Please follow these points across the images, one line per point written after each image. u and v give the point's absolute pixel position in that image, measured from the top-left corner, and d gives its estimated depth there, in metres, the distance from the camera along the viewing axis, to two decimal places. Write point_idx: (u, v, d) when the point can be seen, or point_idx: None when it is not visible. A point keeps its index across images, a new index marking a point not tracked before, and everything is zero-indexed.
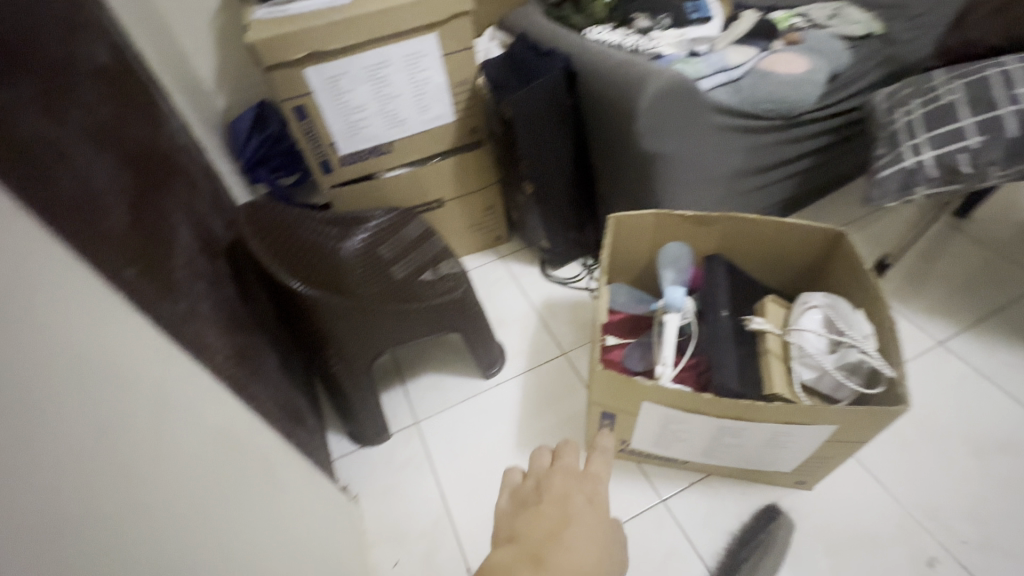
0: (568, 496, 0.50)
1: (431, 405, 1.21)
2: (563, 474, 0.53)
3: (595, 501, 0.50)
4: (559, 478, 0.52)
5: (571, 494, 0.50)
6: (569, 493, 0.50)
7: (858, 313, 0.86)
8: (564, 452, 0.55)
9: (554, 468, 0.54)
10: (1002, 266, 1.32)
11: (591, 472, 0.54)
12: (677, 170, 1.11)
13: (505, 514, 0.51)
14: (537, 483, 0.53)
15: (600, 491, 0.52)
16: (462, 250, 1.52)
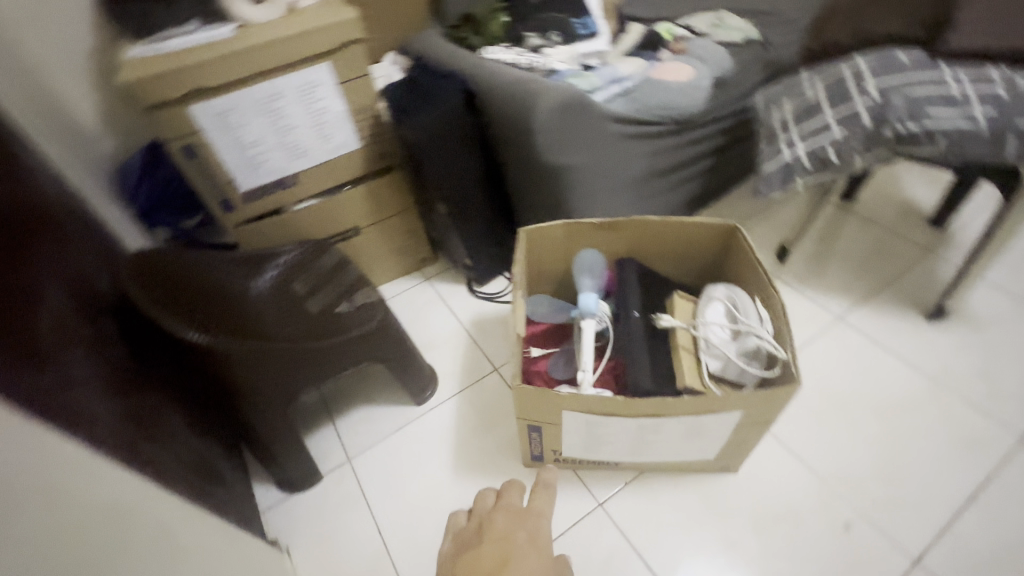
0: (509, 533, 0.60)
1: (364, 440, 1.17)
2: (504, 514, 0.63)
3: (536, 539, 0.61)
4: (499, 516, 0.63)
5: (512, 530, 0.60)
6: (511, 531, 0.61)
7: (754, 301, 0.91)
8: (505, 496, 0.66)
9: (494, 508, 0.65)
10: (886, 241, 1.44)
11: (531, 509, 0.65)
12: (582, 179, 1.14)
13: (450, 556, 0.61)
14: (478, 524, 0.63)
15: (535, 525, 0.63)
16: (387, 276, 1.49)
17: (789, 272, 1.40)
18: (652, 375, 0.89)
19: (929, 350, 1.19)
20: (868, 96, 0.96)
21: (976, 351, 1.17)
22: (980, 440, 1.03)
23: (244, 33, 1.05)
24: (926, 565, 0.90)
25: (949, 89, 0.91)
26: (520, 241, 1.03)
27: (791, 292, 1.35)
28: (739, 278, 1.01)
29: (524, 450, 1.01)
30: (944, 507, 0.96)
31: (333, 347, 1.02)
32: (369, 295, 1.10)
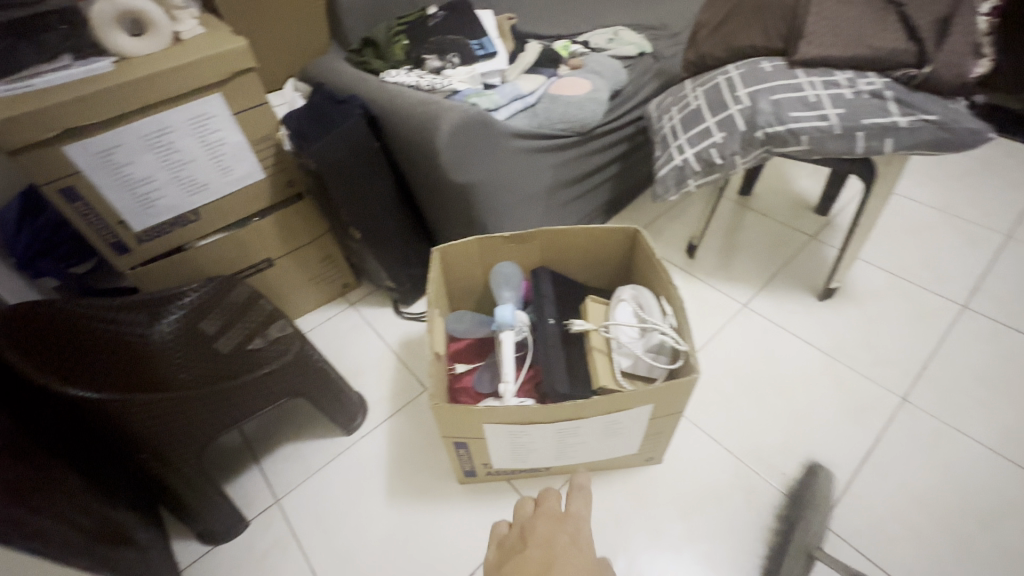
0: (558, 548, 0.58)
1: (293, 478, 1.13)
2: (545, 518, 0.64)
3: (578, 538, 0.61)
4: (539, 530, 0.62)
5: (552, 533, 0.61)
6: (553, 533, 0.61)
7: (658, 299, 0.97)
8: (546, 503, 0.66)
9: (536, 518, 0.64)
10: (780, 231, 1.58)
11: (570, 516, 0.65)
12: (492, 195, 1.17)
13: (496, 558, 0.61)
14: (521, 530, 0.63)
15: (574, 528, 0.63)
16: (309, 305, 1.46)
17: (697, 267, 1.49)
18: (568, 381, 0.92)
19: (821, 326, 1.31)
20: (740, 103, 1.06)
21: (859, 324, 1.31)
22: (868, 405, 1.14)
23: (124, 66, 0.99)
24: (830, 525, 0.98)
25: (806, 94, 1.01)
26: (433, 260, 1.04)
27: (700, 285, 1.44)
28: (644, 278, 1.07)
29: (456, 467, 1.01)
30: (841, 469, 1.05)
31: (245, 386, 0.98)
32: (284, 327, 1.07)
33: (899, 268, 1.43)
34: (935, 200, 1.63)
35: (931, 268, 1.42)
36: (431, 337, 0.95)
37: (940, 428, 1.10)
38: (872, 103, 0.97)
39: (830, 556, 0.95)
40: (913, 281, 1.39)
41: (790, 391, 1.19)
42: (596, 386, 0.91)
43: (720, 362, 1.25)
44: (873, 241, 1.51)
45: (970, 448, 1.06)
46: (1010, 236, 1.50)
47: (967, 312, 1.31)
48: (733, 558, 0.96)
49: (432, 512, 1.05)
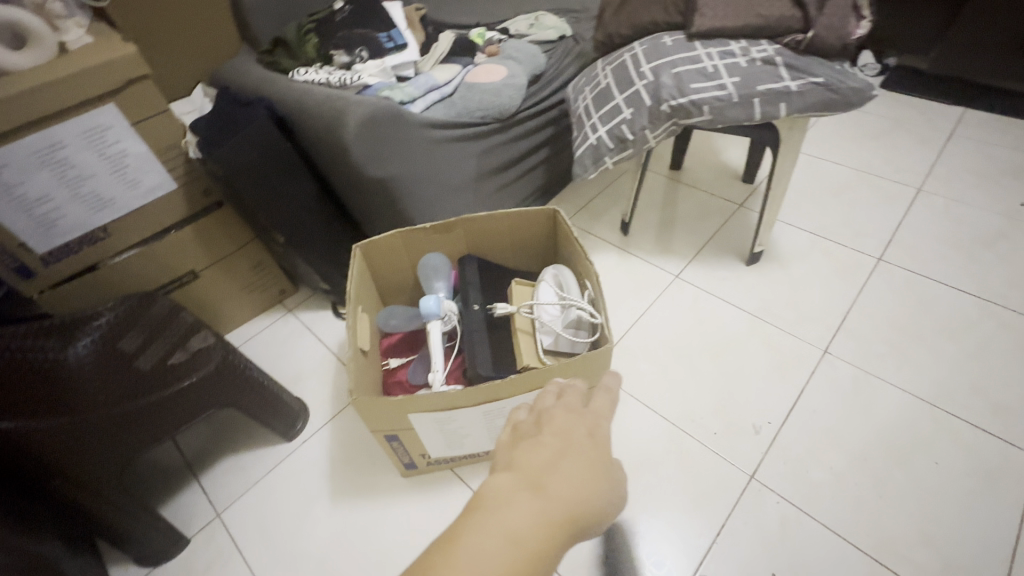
0: (567, 432, 0.49)
1: (233, 491, 1.11)
2: (564, 409, 0.52)
3: (597, 439, 0.50)
4: (559, 426, 0.49)
5: (570, 430, 0.50)
6: (572, 429, 0.50)
7: (577, 276, 0.99)
8: (567, 396, 0.54)
9: (556, 406, 0.53)
10: (710, 202, 1.62)
11: (591, 413, 0.52)
12: (414, 187, 1.17)
13: (507, 445, 0.49)
14: (538, 419, 0.51)
15: (591, 432, 0.50)
16: (244, 316, 1.43)
17: (631, 242, 1.53)
18: (493, 364, 0.93)
19: (750, 289, 1.36)
20: (645, 78, 1.09)
21: (784, 284, 1.36)
22: (793, 359, 1.19)
23: (6, 81, 0.94)
24: (758, 477, 1.02)
25: (704, 65, 1.04)
26: (353, 257, 1.03)
27: (635, 261, 1.47)
28: (565, 257, 1.09)
29: (395, 461, 1.02)
30: (770, 422, 1.09)
31: (166, 402, 0.96)
32: (206, 338, 1.04)
33: (820, 227, 1.49)
34: (852, 160, 1.70)
35: (849, 225, 1.49)
36: (354, 333, 0.94)
37: (860, 374, 1.15)
38: (764, 69, 1.01)
39: (759, 506, 0.99)
40: (833, 239, 1.45)
41: (720, 352, 1.23)
42: (520, 366, 0.92)
43: (655, 332, 1.29)
44: (796, 204, 1.57)
45: (886, 391, 1.12)
46: (921, 188, 1.58)
47: (883, 264, 1.38)
48: (670, 519, 0.99)
49: (376, 509, 1.05)
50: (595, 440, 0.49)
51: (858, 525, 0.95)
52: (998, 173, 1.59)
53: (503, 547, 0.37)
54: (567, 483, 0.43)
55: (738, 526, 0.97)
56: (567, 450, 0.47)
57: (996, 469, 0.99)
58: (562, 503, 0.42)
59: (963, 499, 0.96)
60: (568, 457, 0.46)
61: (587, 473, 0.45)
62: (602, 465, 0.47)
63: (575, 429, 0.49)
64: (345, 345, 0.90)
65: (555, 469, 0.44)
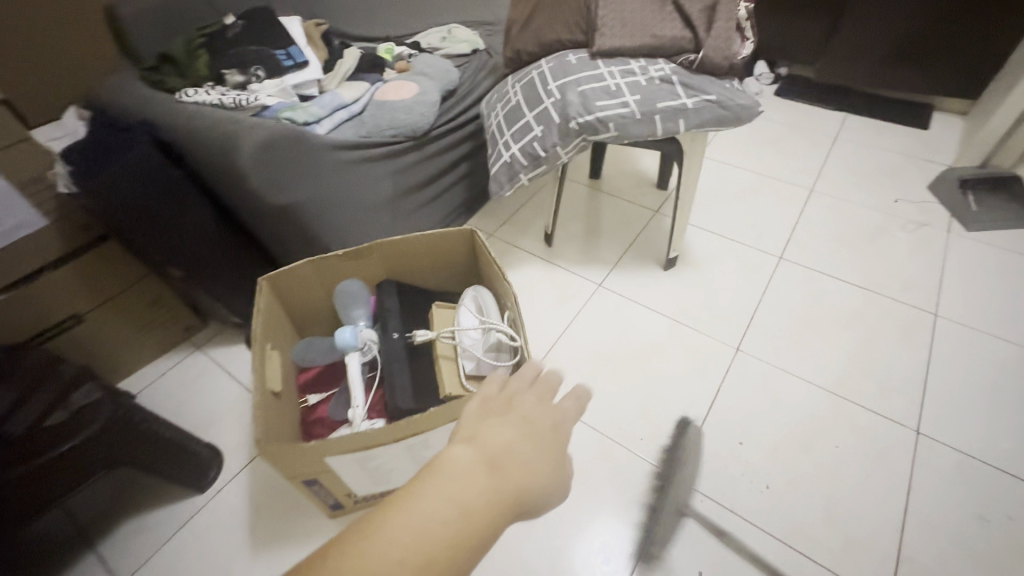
0: (533, 418, 0.47)
1: (137, 555, 1.00)
2: (539, 394, 0.49)
3: (561, 431, 0.47)
4: (528, 413, 0.46)
5: (538, 416, 0.47)
6: (539, 414, 0.47)
7: (495, 298, 0.98)
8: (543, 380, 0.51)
9: (530, 390, 0.50)
10: (628, 209, 1.68)
11: (563, 404, 0.49)
12: (324, 211, 1.12)
13: (473, 417, 0.46)
14: (510, 397, 0.48)
15: (559, 424, 0.47)
16: (143, 358, 1.30)
17: (556, 254, 1.55)
18: (413, 394, 0.90)
19: (668, 293, 1.42)
20: (552, 96, 1.10)
21: (700, 287, 1.43)
22: (709, 359, 1.26)
23: None
24: (683, 478, 1.06)
25: (607, 83, 1.08)
26: (258, 290, 0.96)
27: (560, 271, 1.49)
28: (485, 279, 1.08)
29: (319, 503, 0.96)
30: (692, 423, 1.14)
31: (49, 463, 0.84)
32: (91, 392, 0.91)
33: (728, 230, 1.58)
34: (754, 165, 1.83)
35: (754, 226, 1.60)
36: (261, 373, 0.88)
37: (769, 369, 1.23)
38: (663, 87, 1.06)
39: (685, 507, 1.02)
40: (740, 241, 1.55)
41: (644, 358, 1.27)
42: (442, 395, 0.90)
43: (581, 343, 1.32)
44: (706, 209, 1.66)
45: (792, 382, 1.20)
46: (813, 189, 1.72)
47: (784, 262, 1.49)
48: (603, 527, 1.00)
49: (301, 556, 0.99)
50: (562, 433, 0.46)
51: (775, 513, 1.01)
52: (877, 173, 1.77)
53: (446, 520, 0.35)
54: (522, 471, 0.41)
55: (666, 528, 1.00)
56: (529, 438, 0.44)
57: (887, 447, 1.09)
58: (513, 488, 0.39)
59: (861, 478, 1.04)
60: (529, 443, 0.43)
61: (543, 462, 0.43)
62: (560, 457, 0.44)
63: (545, 417, 0.46)
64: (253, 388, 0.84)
65: (513, 454, 0.42)
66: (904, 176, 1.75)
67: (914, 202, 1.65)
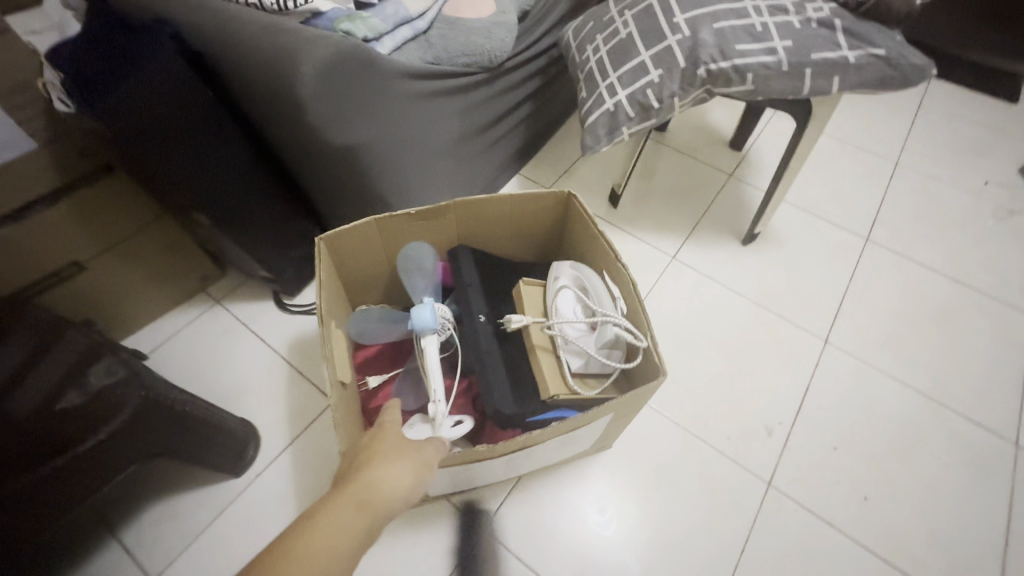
0: (392, 445, 0.64)
1: (169, 547, 0.88)
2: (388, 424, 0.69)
3: (408, 445, 0.65)
4: (384, 449, 0.63)
5: (389, 439, 0.65)
6: (390, 437, 0.66)
7: (603, 281, 0.83)
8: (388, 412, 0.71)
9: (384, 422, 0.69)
10: (698, 170, 1.50)
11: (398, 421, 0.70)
12: (387, 157, 0.92)
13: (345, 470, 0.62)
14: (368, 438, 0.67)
15: (400, 445, 0.64)
16: (153, 311, 1.11)
17: (622, 218, 1.38)
18: (512, 393, 0.78)
19: (748, 273, 1.28)
20: (679, 32, 0.89)
21: (782, 268, 1.29)
22: (797, 351, 1.15)
23: None
24: (775, 485, 0.98)
25: (751, 22, 0.87)
26: (319, 256, 0.78)
27: (627, 238, 1.33)
28: (580, 254, 0.92)
29: None
30: (781, 423, 1.05)
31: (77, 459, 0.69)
32: (113, 371, 0.74)
33: (810, 204, 1.43)
34: (832, 129, 1.65)
35: (838, 201, 1.44)
36: (331, 362, 0.72)
37: (860, 367, 1.14)
38: (821, 33, 0.86)
39: (778, 517, 0.95)
40: (823, 217, 1.40)
41: (725, 345, 1.16)
42: (546, 396, 0.77)
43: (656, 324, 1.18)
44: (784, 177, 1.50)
45: (885, 383, 1.12)
46: (899, 162, 1.56)
47: (871, 245, 1.36)
48: (690, 534, 0.93)
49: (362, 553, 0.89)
50: (407, 446, 0.64)
51: (875, 528, 0.95)
52: (964, 149, 1.62)
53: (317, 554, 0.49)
54: (380, 492, 0.57)
55: (760, 540, 0.93)
56: (385, 461, 0.61)
57: (984, 461, 1.02)
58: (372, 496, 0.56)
59: (961, 494, 0.99)
60: (389, 471, 0.60)
61: (397, 472, 0.60)
62: (410, 465, 0.62)
63: (397, 445, 0.64)
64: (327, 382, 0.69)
65: (379, 479, 0.58)
66: (994, 155, 1.60)
67: (1006, 186, 1.52)
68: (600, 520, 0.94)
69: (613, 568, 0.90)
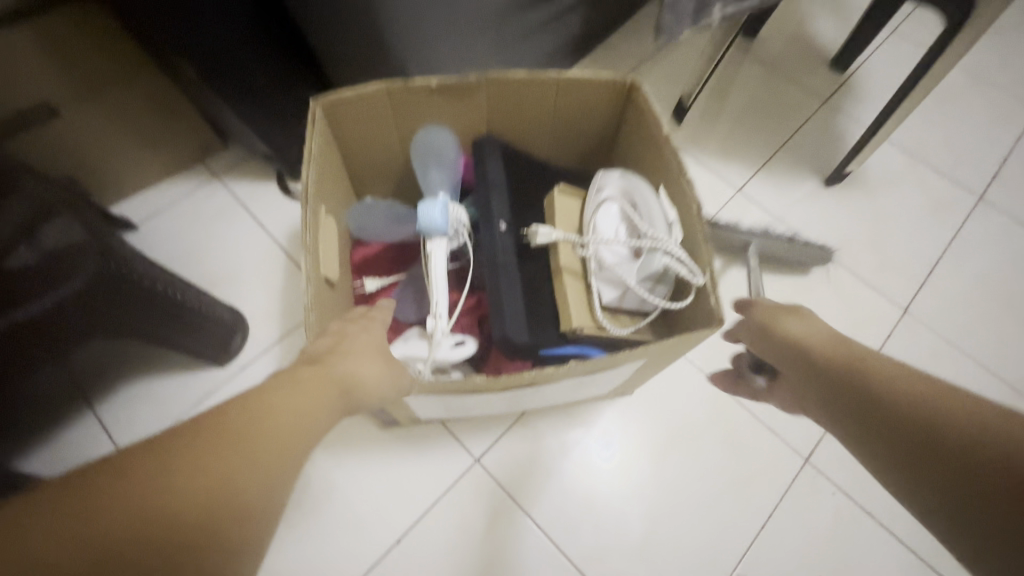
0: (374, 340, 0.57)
1: (145, 426, 0.83)
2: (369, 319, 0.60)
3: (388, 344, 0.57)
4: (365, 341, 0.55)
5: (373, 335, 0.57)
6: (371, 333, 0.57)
7: (658, 197, 0.66)
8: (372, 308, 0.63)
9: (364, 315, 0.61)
10: (786, 89, 1.24)
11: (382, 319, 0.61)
12: (414, 13, 0.74)
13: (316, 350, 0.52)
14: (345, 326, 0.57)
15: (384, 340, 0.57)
16: (149, 178, 1.00)
17: (686, 136, 1.17)
18: (527, 320, 0.64)
19: (826, 220, 1.08)
20: None
21: (868, 219, 1.09)
22: (867, 318, 0.98)
23: None
24: (813, 462, 0.86)
25: None
26: (312, 125, 0.64)
27: (687, 161, 1.13)
28: (634, 164, 0.75)
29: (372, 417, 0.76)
30: None
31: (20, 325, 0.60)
32: (70, 230, 0.63)
33: (917, 146, 1.18)
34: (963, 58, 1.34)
35: (953, 147, 1.19)
36: (314, 255, 0.59)
37: (940, 346, 0.96)
38: None
39: (811, 497, 0.84)
40: (931, 165, 1.16)
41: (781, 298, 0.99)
42: (568, 329, 0.64)
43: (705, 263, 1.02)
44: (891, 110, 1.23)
45: (968, 369, 0.95)
46: None
47: (983, 206, 1.12)
48: (704, 500, 0.83)
49: (344, 464, 0.83)
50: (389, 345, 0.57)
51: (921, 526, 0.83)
52: None
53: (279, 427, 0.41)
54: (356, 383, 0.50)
55: (783, 519, 0.82)
56: (362, 354, 0.53)
57: None
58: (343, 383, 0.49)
59: None
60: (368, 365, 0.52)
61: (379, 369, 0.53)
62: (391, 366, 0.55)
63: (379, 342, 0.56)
64: (306, 277, 0.57)
65: (355, 371, 0.50)
66: None
67: None
68: (607, 469, 0.84)
69: (606, 509, 0.82)
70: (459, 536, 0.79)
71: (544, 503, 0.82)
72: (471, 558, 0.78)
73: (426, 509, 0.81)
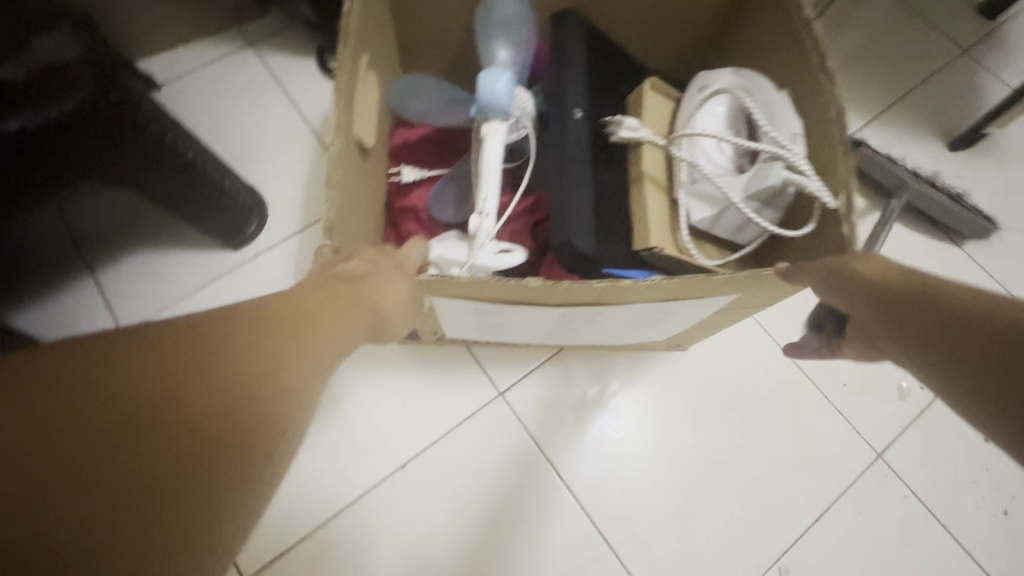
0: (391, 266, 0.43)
1: (144, 302, 0.75)
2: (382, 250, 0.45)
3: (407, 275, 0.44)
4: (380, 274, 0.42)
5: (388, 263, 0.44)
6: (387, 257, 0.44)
7: (782, 102, 0.52)
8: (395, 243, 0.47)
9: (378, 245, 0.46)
10: (919, 29, 1.03)
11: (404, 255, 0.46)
12: None
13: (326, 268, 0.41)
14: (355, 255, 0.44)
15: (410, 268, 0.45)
16: (176, 33, 0.89)
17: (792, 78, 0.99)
18: (594, 229, 0.52)
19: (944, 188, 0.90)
20: None
21: (997, 195, 0.91)
22: None
23: None
24: (886, 457, 0.74)
25: None
26: None
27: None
28: (747, 67, 0.60)
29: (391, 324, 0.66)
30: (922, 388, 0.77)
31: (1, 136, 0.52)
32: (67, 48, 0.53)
33: None
34: None
35: None
36: (346, 109, 0.48)
37: None
38: None
39: (876, 498, 0.72)
40: None
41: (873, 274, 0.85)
42: (642, 246, 0.52)
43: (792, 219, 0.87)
44: None
45: None
46: None
47: None
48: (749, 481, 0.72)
49: (347, 381, 0.74)
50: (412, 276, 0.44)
51: (1002, 552, 0.71)
52: None
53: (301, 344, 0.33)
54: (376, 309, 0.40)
55: (842, 515, 0.71)
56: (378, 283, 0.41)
57: None
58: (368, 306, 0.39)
59: None
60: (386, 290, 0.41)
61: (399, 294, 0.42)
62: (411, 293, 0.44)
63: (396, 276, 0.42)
64: (334, 130, 0.46)
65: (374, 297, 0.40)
66: None
67: None
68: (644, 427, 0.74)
69: (637, 471, 0.72)
70: (463, 479, 0.70)
71: (566, 457, 0.72)
72: (480, 498, 0.70)
73: (422, 448, 0.72)
